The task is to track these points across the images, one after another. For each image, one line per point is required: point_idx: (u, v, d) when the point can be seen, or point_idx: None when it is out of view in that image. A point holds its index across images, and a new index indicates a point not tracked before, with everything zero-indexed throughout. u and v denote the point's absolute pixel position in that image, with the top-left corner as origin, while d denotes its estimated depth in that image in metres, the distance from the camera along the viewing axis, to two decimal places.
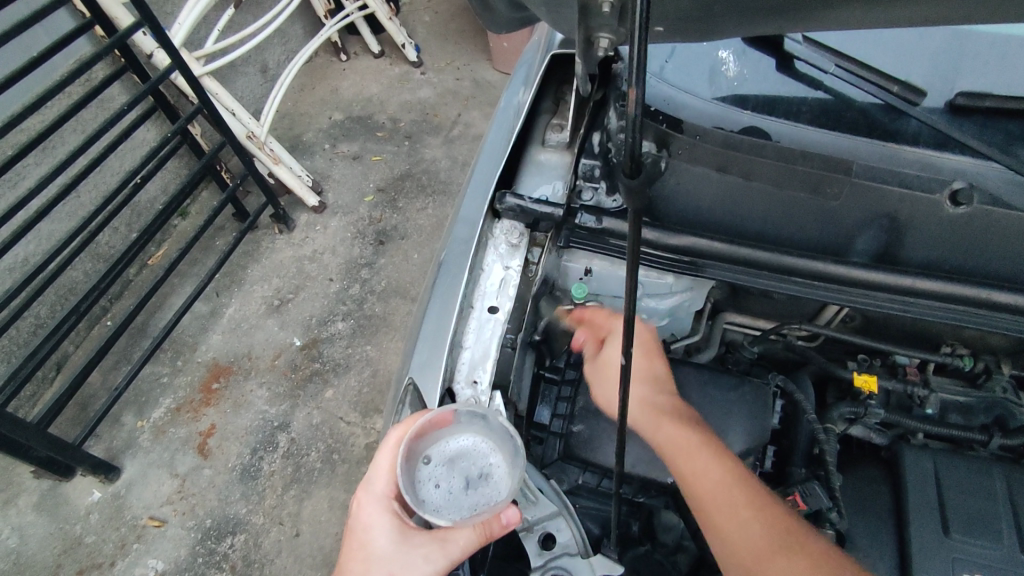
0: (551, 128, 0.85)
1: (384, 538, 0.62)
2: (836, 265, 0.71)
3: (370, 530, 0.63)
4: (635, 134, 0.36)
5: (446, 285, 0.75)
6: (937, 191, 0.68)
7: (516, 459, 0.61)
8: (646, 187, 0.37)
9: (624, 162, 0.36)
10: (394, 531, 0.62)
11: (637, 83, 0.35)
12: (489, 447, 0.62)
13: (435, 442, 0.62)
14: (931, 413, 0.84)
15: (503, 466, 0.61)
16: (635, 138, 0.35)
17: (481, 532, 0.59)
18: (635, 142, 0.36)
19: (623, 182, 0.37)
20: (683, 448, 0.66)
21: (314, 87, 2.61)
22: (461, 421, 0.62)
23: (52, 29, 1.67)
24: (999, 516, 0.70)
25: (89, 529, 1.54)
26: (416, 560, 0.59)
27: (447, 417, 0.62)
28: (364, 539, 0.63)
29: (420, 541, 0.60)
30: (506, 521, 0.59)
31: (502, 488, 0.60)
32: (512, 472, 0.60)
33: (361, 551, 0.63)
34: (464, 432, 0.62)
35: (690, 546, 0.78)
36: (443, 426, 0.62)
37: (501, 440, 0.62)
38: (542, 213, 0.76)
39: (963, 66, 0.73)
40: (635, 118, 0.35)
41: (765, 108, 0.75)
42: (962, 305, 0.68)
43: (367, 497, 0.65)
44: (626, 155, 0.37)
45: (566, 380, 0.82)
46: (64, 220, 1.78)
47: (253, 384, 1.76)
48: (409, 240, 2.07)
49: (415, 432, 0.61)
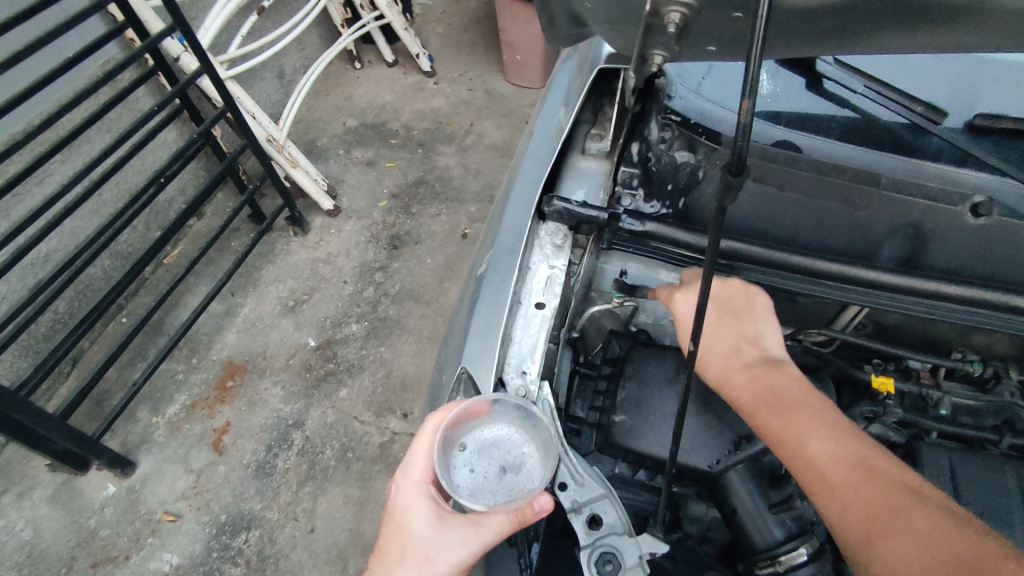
0: (591, 138, 0.91)
1: (422, 521, 0.63)
2: (865, 270, 0.76)
3: (408, 514, 0.64)
4: (743, 139, 0.42)
5: (493, 284, 0.80)
6: (960, 204, 0.74)
7: (547, 450, 0.66)
8: (742, 183, 0.44)
9: (729, 162, 0.43)
10: (431, 514, 0.63)
11: (748, 95, 0.41)
12: (523, 437, 0.67)
13: (470, 431, 0.67)
14: (944, 413, 0.89)
15: (535, 455, 0.66)
16: (743, 142, 0.42)
17: (515, 517, 0.60)
18: (743, 144, 0.42)
19: (725, 176, 0.44)
20: (760, 414, 0.67)
21: (329, 94, 2.66)
22: (496, 411, 0.67)
23: (84, 31, 1.71)
24: (1011, 505, 0.75)
25: (104, 522, 1.55)
26: (452, 542, 0.61)
27: (483, 408, 0.67)
28: (402, 522, 0.64)
29: (457, 524, 0.62)
30: (539, 508, 0.60)
31: (535, 477, 0.64)
32: (544, 461, 0.65)
33: (398, 533, 0.64)
34: (499, 421, 0.68)
35: (717, 537, 0.85)
36: (478, 416, 0.67)
37: (533, 430, 0.68)
38: (586, 216, 0.80)
39: (979, 93, 0.80)
40: (743, 128, 0.41)
41: (797, 125, 0.82)
42: (986, 309, 0.73)
43: (405, 482, 0.66)
44: (732, 156, 0.43)
45: (602, 375, 0.87)
46: (87, 218, 1.81)
47: (268, 382, 1.79)
48: (422, 245, 2.11)
49: (453, 420, 0.66)
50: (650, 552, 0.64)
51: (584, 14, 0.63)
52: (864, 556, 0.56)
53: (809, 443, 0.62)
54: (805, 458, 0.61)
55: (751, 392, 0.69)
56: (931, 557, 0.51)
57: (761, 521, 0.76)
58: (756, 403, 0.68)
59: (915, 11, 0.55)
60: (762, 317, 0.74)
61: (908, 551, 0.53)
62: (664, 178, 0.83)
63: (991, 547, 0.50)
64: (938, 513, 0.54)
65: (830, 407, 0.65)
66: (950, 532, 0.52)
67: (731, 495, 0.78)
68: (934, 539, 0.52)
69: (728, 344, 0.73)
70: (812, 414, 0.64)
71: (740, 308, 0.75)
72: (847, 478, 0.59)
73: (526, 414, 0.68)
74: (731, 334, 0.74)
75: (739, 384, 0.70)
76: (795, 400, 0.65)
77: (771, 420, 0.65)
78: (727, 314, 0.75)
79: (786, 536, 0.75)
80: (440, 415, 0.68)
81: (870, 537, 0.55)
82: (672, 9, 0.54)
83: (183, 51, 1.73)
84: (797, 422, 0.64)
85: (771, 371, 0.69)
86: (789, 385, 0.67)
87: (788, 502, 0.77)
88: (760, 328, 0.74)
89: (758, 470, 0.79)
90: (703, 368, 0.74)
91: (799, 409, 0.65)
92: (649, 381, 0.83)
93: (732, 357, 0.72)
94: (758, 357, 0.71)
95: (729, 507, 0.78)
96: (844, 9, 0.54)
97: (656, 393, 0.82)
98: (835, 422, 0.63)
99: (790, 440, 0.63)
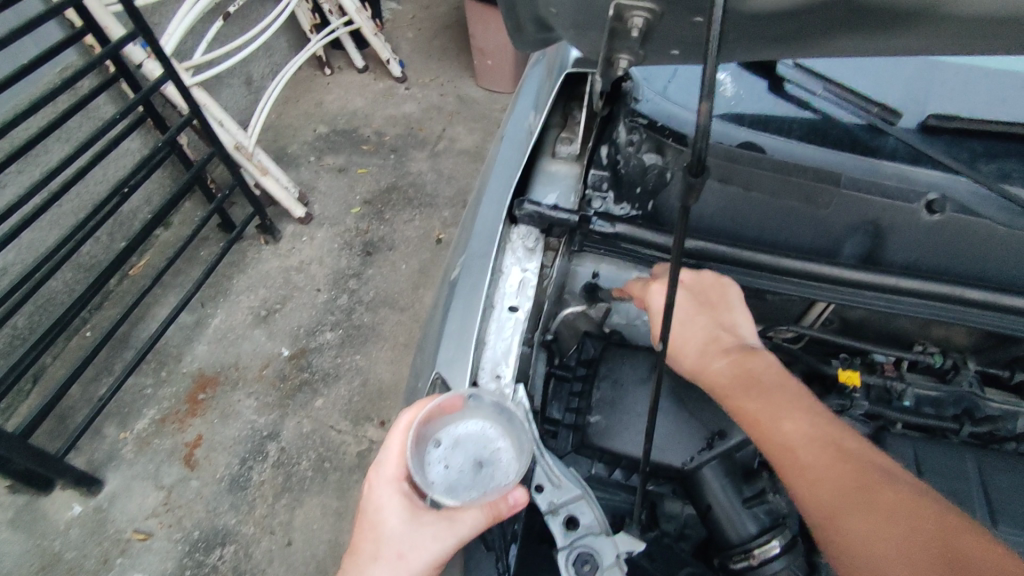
0: (562, 141, 0.92)
1: (395, 517, 0.62)
2: (830, 267, 0.78)
3: (381, 510, 0.63)
4: (702, 141, 0.44)
5: (466, 288, 0.80)
6: (915, 201, 0.77)
7: (522, 443, 0.66)
8: (704, 183, 0.46)
9: (689, 163, 0.45)
10: (405, 510, 0.62)
11: (706, 98, 0.43)
12: (497, 432, 0.66)
13: (444, 426, 0.66)
14: (908, 405, 0.93)
15: (510, 449, 0.65)
16: (702, 144, 0.44)
17: (490, 512, 0.60)
18: (702, 146, 0.44)
19: (687, 177, 0.46)
20: (736, 397, 0.68)
21: (298, 100, 2.63)
22: (470, 407, 0.67)
23: (41, 37, 1.66)
24: (970, 493, 0.78)
25: (70, 544, 1.50)
26: (426, 539, 0.60)
27: (457, 402, 0.66)
28: (375, 519, 0.63)
29: (431, 521, 0.61)
30: (513, 501, 0.60)
31: (510, 472, 0.64)
32: (519, 456, 0.65)
33: (372, 531, 0.63)
34: (473, 416, 0.67)
35: (693, 533, 0.87)
36: (452, 411, 0.66)
37: (508, 426, 0.67)
38: (557, 219, 0.81)
39: (933, 93, 0.83)
40: (703, 132, 0.43)
41: (760, 126, 0.84)
42: (940, 302, 0.76)
43: (377, 479, 0.65)
44: (693, 156, 0.46)
45: (576, 377, 0.88)
46: (47, 229, 1.76)
47: (240, 394, 1.75)
48: (396, 251, 2.09)
49: (426, 415, 0.65)
50: (627, 551, 0.64)
51: (550, 17, 0.64)
52: (829, 532, 0.56)
53: (784, 426, 0.63)
54: (779, 441, 0.63)
55: (729, 376, 0.69)
56: (896, 529, 0.53)
57: (735, 515, 0.77)
58: (731, 385, 0.68)
59: (869, 15, 0.56)
60: (736, 305, 0.76)
61: (874, 522, 0.54)
62: (633, 181, 0.84)
63: (951, 523, 0.52)
64: (906, 493, 0.55)
65: (801, 392, 0.67)
66: (914, 508, 0.53)
67: (706, 492, 0.79)
68: (898, 511, 0.54)
69: (704, 332, 0.74)
70: (788, 398, 0.65)
71: (713, 299, 0.76)
72: (818, 456, 0.60)
73: (501, 409, 0.68)
74: (708, 323, 0.75)
75: (717, 368, 0.71)
76: (770, 385, 0.67)
77: (747, 403, 0.66)
78: (702, 304, 0.76)
79: (760, 530, 0.76)
80: (412, 411, 0.66)
81: (835, 514, 0.56)
82: (635, 14, 0.55)
83: (146, 58, 1.69)
84: (770, 405, 0.65)
85: (747, 356, 0.70)
86: (767, 372, 0.69)
87: (761, 495, 0.78)
88: (735, 318, 0.75)
89: (731, 466, 0.80)
90: (681, 355, 0.75)
91: (773, 393, 0.66)
92: (623, 383, 0.84)
93: (709, 344, 0.73)
94: (733, 344, 0.72)
95: (704, 503, 0.79)
96: (800, 15, 0.56)
97: (631, 394, 0.83)
98: (807, 407, 0.65)
99: (765, 423, 0.64)
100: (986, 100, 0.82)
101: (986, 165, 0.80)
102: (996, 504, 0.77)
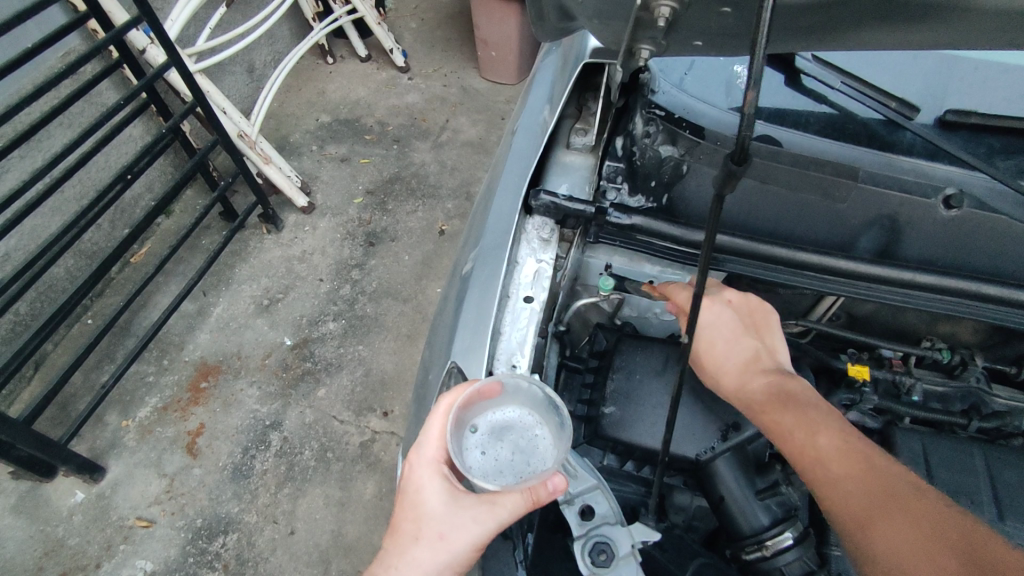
0: (576, 132, 0.91)
1: (436, 499, 0.62)
2: (846, 261, 0.78)
3: (420, 492, 0.63)
4: (747, 129, 0.45)
5: (482, 278, 0.80)
6: (932, 197, 0.77)
7: (560, 432, 0.65)
8: (743, 172, 0.48)
9: (733, 151, 0.46)
10: (445, 493, 0.62)
11: (751, 87, 0.44)
12: (534, 420, 0.67)
13: (481, 412, 0.66)
14: (916, 400, 0.93)
15: (548, 438, 0.65)
16: (747, 132, 0.45)
17: (529, 497, 0.60)
18: (747, 136, 0.45)
19: (730, 164, 0.47)
20: (771, 415, 0.68)
21: (300, 89, 2.61)
22: (508, 393, 0.67)
23: (43, 22, 1.65)
24: (979, 487, 0.79)
25: (73, 530, 1.50)
26: (467, 521, 0.60)
27: (495, 388, 0.66)
28: (415, 500, 0.63)
29: (470, 503, 0.61)
30: (552, 487, 0.60)
31: (547, 460, 0.64)
32: (556, 445, 0.65)
33: (411, 511, 0.63)
34: (511, 403, 0.67)
35: (700, 525, 0.88)
36: (491, 397, 0.66)
37: (546, 413, 0.67)
38: (573, 210, 0.80)
39: (952, 89, 0.83)
40: (747, 126, 0.45)
41: (776, 120, 0.84)
42: (957, 298, 0.77)
43: (417, 461, 0.64)
44: (736, 145, 0.47)
45: (588, 368, 0.89)
46: (49, 216, 1.74)
47: (243, 383, 1.75)
48: (399, 242, 2.09)
49: (465, 400, 0.64)
50: (642, 541, 0.65)
51: (574, 7, 0.64)
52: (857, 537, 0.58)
53: (820, 442, 0.64)
54: (812, 453, 0.64)
55: (765, 394, 0.70)
56: (927, 541, 0.54)
57: (746, 506, 0.78)
58: (769, 402, 0.69)
59: (898, 7, 0.56)
60: (774, 333, 0.78)
61: (902, 532, 0.55)
62: (648, 173, 0.83)
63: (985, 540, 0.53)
64: (935, 506, 0.56)
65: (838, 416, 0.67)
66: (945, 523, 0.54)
67: (718, 484, 0.80)
68: (932, 526, 0.55)
69: (745, 351, 0.76)
70: (825, 416, 0.66)
71: (758, 323, 0.78)
72: (852, 471, 0.61)
73: (536, 396, 0.67)
74: (747, 344, 0.76)
75: (754, 385, 0.72)
76: (807, 403, 0.68)
77: (785, 420, 0.67)
78: (745, 326, 0.77)
79: (772, 522, 0.77)
80: (451, 395, 0.66)
81: (865, 521, 0.58)
82: (663, 4, 0.54)
83: (149, 44, 1.66)
84: (810, 420, 0.66)
85: (785, 376, 0.72)
86: (803, 393, 0.70)
87: (774, 487, 0.79)
88: (773, 343, 0.77)
89: (743, 457, 0.81)
90: (718, 372, 0.75)
91: (809, 412, 0.67)
92: (635, 374, 0.85)
93: (747, 363, 0.74)
94: (773, 366, 0.74)
95: (717, 495, 0.80)
96: (829, 7, 0.56)
97: (644, 384, 0.83)
98: (843, 425, 0.65)
99: (799, 438, 0.65)
100: (1007, 94, 0.82)
101: (1003, 161, 0.80)
102: (1004, 498, 0.78)
